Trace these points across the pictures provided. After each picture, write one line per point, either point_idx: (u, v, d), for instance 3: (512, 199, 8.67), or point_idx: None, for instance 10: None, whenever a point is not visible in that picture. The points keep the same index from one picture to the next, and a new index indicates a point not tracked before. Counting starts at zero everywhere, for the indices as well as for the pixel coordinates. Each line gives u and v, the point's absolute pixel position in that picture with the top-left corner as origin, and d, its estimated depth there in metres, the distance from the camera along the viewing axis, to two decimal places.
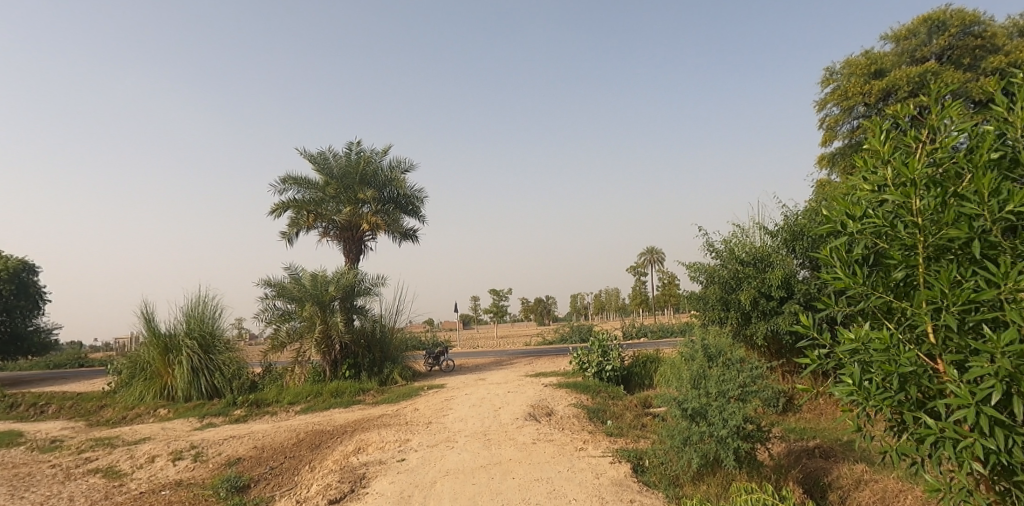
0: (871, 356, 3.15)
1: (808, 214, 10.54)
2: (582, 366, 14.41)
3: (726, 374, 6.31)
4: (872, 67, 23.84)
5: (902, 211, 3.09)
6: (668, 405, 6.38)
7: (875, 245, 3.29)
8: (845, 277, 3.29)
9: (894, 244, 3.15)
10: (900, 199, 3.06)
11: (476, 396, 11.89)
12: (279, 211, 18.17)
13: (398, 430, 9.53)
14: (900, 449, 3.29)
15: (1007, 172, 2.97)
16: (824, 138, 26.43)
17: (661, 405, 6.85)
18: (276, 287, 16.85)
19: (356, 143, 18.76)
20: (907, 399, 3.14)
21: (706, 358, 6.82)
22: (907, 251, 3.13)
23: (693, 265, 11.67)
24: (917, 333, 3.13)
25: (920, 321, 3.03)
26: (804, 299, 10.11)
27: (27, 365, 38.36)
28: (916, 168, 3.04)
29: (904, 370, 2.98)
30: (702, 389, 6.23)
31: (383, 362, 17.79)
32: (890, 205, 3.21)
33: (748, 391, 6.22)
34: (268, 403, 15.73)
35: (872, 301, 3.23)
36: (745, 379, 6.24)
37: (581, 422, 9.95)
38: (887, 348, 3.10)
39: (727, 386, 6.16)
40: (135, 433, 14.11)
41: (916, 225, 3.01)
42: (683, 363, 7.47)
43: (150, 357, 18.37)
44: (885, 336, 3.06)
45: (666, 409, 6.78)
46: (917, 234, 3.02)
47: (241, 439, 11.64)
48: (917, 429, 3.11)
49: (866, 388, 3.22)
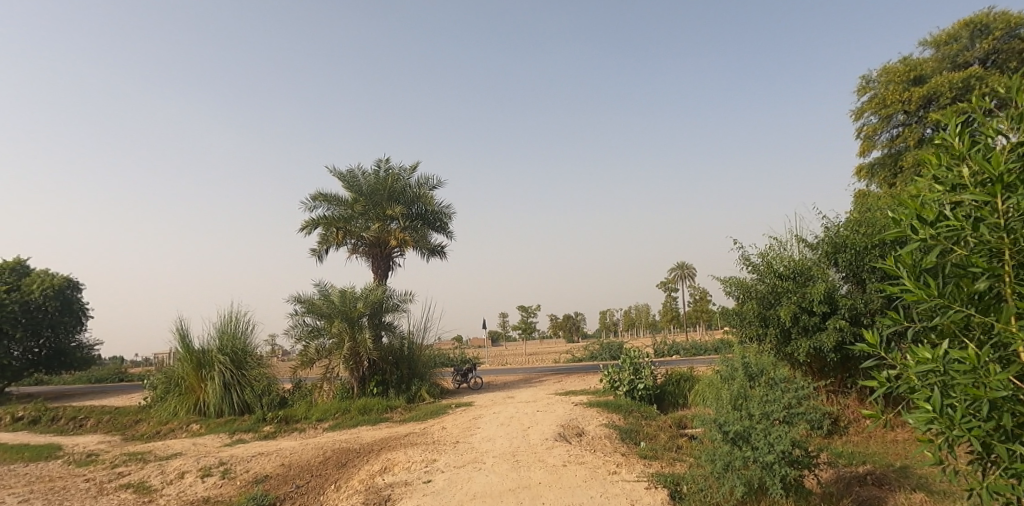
0: (953, 378, 2.85)
1: (850, 225, 10.10)
2: (613, 384, 14.03)
3: (771, 394, 5.97)
4: (911, 73, 23.18)
5: (985, 214, 2.81)
6: (708, 427, 6.02)
7: (952, 252, 3.00)
8: (917, 288, 3.00)
9: (977, 250, 2.86)
10: (984, 199, 2.78)
11: (504, 415, 11.63)
12: (309, 228, 18.32)
13: (425, 449, 9.32)
14: (987, 487, 2.95)
15: None
16: (862, 148, 25.69)
17: (699, 427, 6.50)
18: (306, 303, 16.92)
19: (385, 160, 18.88)
20: (997, 428, 2.82)
21: (747, 377, 6.48)
22: (992, 257, 2.84)
23: (728, 279, 11.25)
24: (1006, 352, 2.83)
25: (1011, 338, 2.74)
26: (849, 314, 9.62)
27: (70, 379, 39.47)
28: (1002, 164, 2.77)
29: (997, 394, 2.67)
30: (745, 410, 5.86)
31: (411, 379, 17.67)
32: (969, 206, 2.93)
33: (795, 413, 5.86)
34: (297, 419, 15.72)
35: (951, 314, 2.93)
36: (791, 400, 5.88)
37: (613, 443, 9.61)
38: (973, 369, 2.80)
39: (772, 408, 5.79)
40: (167, 448, 14.22)
41: (1004, 228, 2.73)
42: (722, 383, 7.12)
43: (183, 372, 18.62)
44: (972, 355, 2.76)
45: (704, 431, 6.43)
46: (1005, 238, 2.74)
47: (269, 456, 11.57)
48: (1012, 463, 2.78)
49: (947, 415, 2.90)
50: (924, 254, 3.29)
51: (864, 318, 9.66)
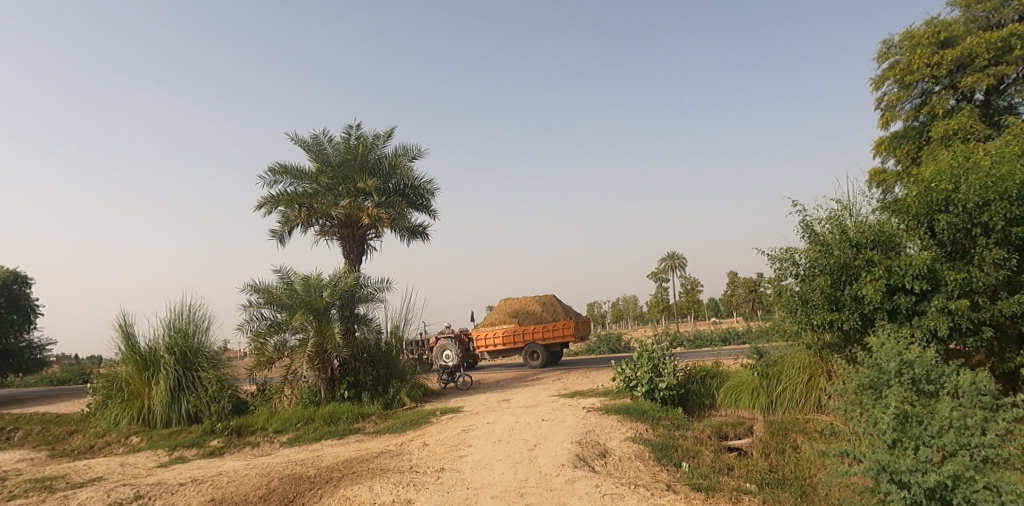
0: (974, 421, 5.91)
1: (949, 178, 7.90)
2: (629, 384, 11.67)
3: (937, 417, 5.97)
4: (940, 35, 21.08)
5: None
6: (872, 465, 5.93)
7: (967, 390, 6.22)
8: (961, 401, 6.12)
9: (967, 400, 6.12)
10: None
11: (501, 426, 9.21)
12: (268, 206, 15.71)
13: (397, 481, 6.86)
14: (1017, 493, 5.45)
15: (965, 384, 6.30)
16: (883, 120, 23.50)
17: (846, 449, 6.52)
18: (263, 293, 14.36)
19: (356, 126, 16.34)
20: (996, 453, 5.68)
21: (906, 394, 6.39)
22: (972, 399, 6.12)
23: (782, 253, 8.96)
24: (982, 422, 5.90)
25: (980, 419, 5.90)
26: (958, 290, 7.45)
27: (30, 381, 36.25)
28: None
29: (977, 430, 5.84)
30: (926, 455, 5.69)
31: (389, 379, 15.16)
32: (963, 384, 6.28)
33: (971, 446, 5.74)
34: (251, 431, 13.22)
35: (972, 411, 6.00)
36: (962, 426, 5.84)
37: (650, 468, 7.28)
38: (982, 423, 5.88)
39: (957, 441, 5.75)
40: (87, 470, 11.59)
41: None
42: (851, 396, 6.80)
43: (127, 374, 15.98)
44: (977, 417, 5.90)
45: (852, 459, 6.18)
46: None
47: (202, 485, 9.06)
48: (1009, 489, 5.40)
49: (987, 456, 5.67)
50: (947, 386, 6.42)
51: (977, 297, 7.49)
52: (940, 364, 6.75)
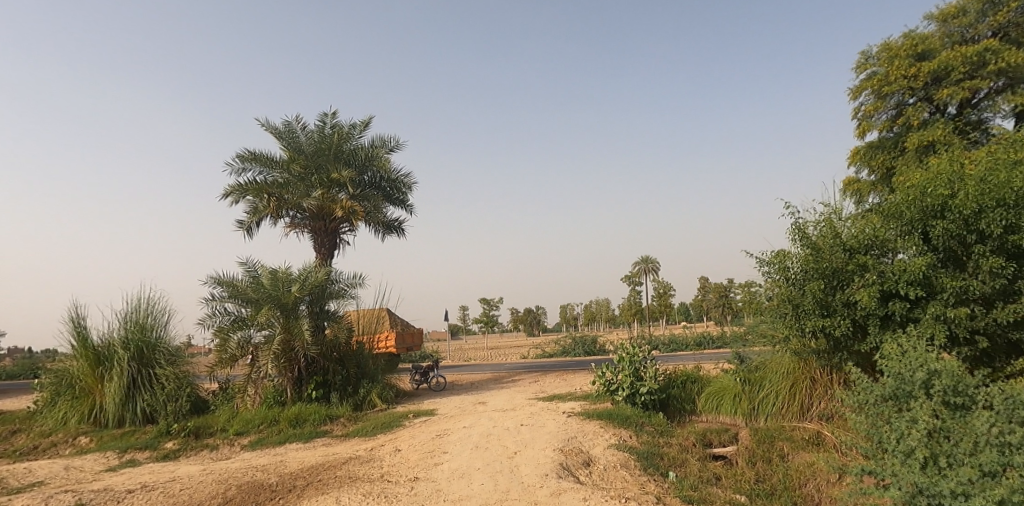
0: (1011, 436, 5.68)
1: (944, 181, 7.70)
2: (609, 388, 11.29)
3: (969, 435, 5.85)
4: (918, 47, 21.30)
5: None
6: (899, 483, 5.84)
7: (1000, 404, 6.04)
8: (996, 415, 5.92)
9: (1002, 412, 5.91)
10: None
11: (478, 432, 8.73)
12: (234, 196, 14.93)
13: (366, 492, 6.34)
14: None
15: (999, 397, 6.13)
16: (860, 130, 23.68)
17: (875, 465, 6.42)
18: (227, 286, 13.61)
19: (331, 115, 15.67)
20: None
21: (932, 405, 6.27)
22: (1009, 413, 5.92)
23: (773, 256, 8.67)
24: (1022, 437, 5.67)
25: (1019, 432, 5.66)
26: (954, 298, 7.26)
27: None
28: None
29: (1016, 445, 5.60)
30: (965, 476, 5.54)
31: (359, 380, 14.53)
32: (996, 397, 6.11)
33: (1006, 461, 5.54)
34: (210, 432, 12.46)
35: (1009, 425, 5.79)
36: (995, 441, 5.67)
37: (637, 479, 6.90)
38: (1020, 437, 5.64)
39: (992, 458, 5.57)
40: (27, 473, 10.73)
41: None
42: (877, 407, 6.76)
43: (78, 370, 15.03)
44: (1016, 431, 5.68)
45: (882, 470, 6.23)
46: None
47: (152, 492, 8.37)
48: None
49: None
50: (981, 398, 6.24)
51: (973, 305, 7.29)
52: (968, 375, 6.56)
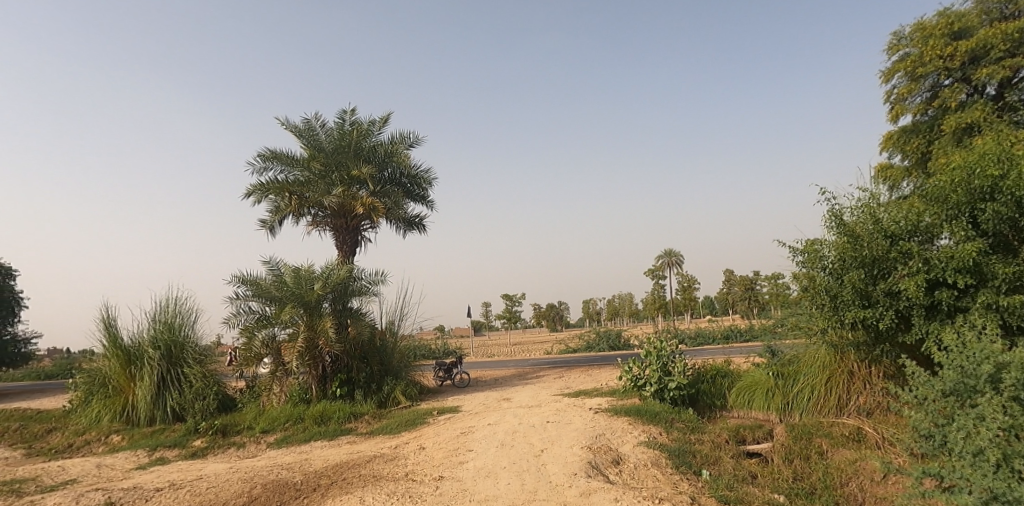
0: None
1: (991, 161, 7.28)
2: (636, 383, 11.01)
3: None
4: (953, 26, 20.45)
5: None
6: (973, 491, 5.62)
7: None
8: None
9: None
10: None
11: (503, 429, 8.56)
12: (256, 194, 14.97)
13: (391, 491, 6.21)
14: None
15: None
16: (892, 113, 22.88)
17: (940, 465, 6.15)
18: (251, 285, 13.65)
19: (350, 112, 15.63)
20: None
21: (998, 400, 5.93)
22: None
23: (806, 244, 8.30)
24: None
25: None
26: (1006, 285, 6.89)
27: (17, 374, 35.43)
28: None
29: None
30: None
31: (383, 377, 14.49)
32: None
33: None
34: (237, 430, 12.51)
35: None
36: None
37: (669, 478, 6.65)
38: None
39: None
40: (60, 472, 10.87)
41: None
42: (939, 406, 6.46)
43: (109, 369, 15.24)
44: None
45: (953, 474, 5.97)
46: None
47: (180, 490, 8.37)
48: None
49: None
50: None
51: None
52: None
